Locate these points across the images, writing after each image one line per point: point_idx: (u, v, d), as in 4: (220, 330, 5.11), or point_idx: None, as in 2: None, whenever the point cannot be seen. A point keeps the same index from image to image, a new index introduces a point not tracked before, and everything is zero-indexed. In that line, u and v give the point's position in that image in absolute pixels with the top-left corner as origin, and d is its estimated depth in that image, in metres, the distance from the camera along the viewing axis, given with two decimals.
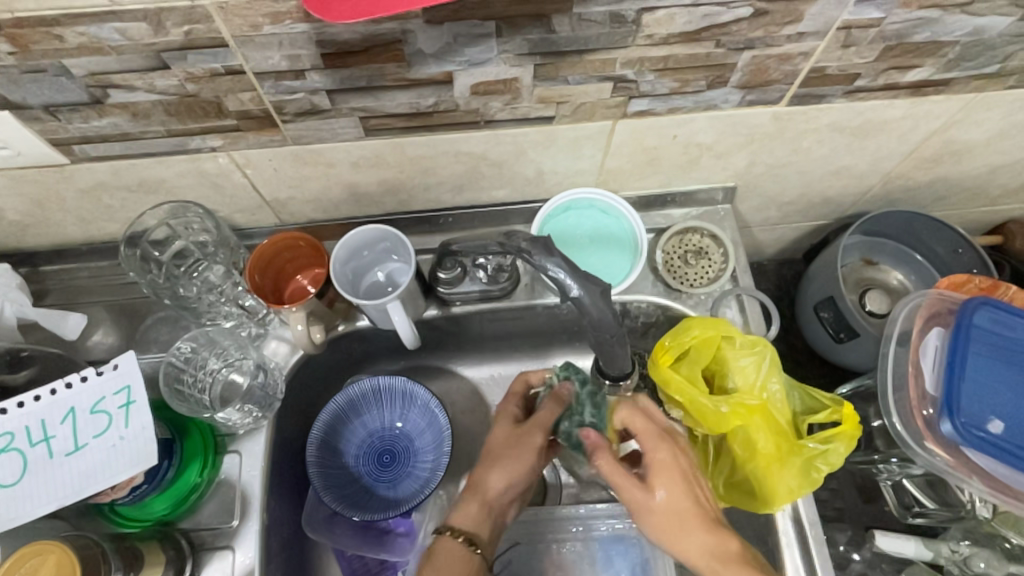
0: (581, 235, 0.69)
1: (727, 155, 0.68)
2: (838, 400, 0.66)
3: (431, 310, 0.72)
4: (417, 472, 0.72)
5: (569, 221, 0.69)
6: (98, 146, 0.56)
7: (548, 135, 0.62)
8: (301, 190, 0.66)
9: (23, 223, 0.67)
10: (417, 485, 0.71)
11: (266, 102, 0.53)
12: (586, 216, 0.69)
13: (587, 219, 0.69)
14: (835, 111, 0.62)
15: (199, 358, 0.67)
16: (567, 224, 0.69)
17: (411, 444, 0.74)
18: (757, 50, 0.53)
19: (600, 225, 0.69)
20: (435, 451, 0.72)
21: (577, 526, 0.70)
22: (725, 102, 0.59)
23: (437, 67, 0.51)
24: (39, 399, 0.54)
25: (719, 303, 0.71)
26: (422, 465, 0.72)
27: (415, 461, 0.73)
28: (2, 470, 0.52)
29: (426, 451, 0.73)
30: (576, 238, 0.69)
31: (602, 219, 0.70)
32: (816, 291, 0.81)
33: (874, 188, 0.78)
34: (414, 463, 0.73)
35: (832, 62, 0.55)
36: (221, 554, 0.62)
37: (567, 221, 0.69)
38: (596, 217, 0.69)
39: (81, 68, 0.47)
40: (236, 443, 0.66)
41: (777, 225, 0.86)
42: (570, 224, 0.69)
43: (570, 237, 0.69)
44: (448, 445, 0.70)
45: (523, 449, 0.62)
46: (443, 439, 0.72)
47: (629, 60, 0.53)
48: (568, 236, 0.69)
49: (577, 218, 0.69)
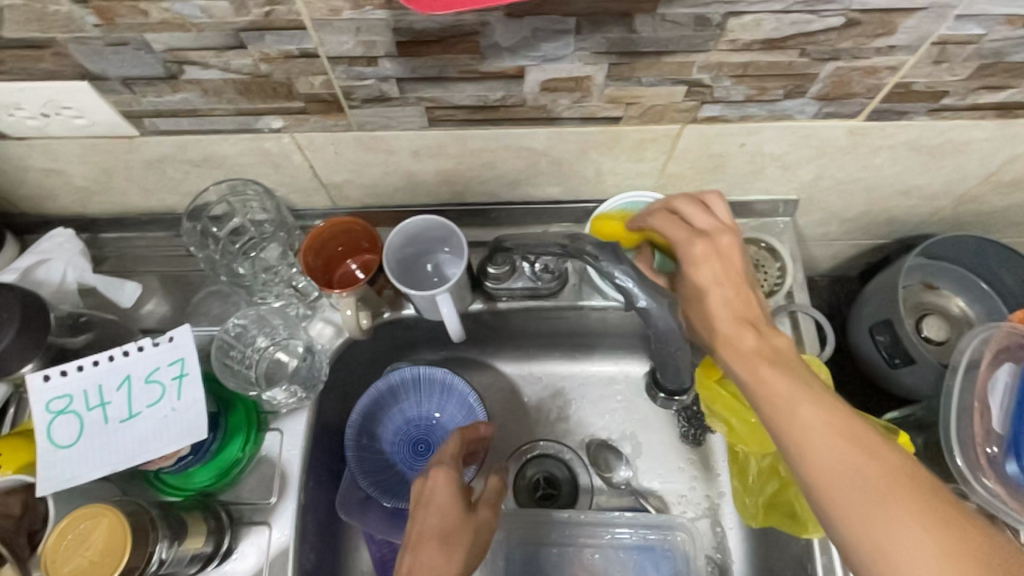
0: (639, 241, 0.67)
1: (794, 167, 0.66)
2: (893, 428, 0.63)
3: (477, 304, 0.72)
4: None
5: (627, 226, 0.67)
6: (168, 120, 0.57)
7: (613, 136, 0.60)
8: (358, 176, 0.66)
9: (88, 189, 0.68)
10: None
11: (335, 87, 0.53)
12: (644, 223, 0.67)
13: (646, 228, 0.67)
14: (916, 127, 0.60)
15: (248, 335, 0.68)
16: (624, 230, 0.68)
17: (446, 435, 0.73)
18: (843, 61, 0.51)
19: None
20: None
21: (605, 532, 0.70)
22: (800, 113, 0.57)
23: (511, 61, 0.50)
24: (97, 364, 0.55)
25: (770, 318, 0.69)
26: None
27: None
28: (60, 431, 0.54)
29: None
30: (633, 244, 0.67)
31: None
32: (872, 314, 0.79)
33: (943, 210, 0.75)
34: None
35: (921, 78, 0.53)
36: (258, 529, 0.63)
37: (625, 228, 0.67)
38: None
39: (161, 43, 0.48)
40: (277, 420, 0.67)
41: (835, 241, 0.84)
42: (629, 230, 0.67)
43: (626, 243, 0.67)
44: None
45: (461, 535, 0.54)
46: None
47: (707, 64, 0.51)
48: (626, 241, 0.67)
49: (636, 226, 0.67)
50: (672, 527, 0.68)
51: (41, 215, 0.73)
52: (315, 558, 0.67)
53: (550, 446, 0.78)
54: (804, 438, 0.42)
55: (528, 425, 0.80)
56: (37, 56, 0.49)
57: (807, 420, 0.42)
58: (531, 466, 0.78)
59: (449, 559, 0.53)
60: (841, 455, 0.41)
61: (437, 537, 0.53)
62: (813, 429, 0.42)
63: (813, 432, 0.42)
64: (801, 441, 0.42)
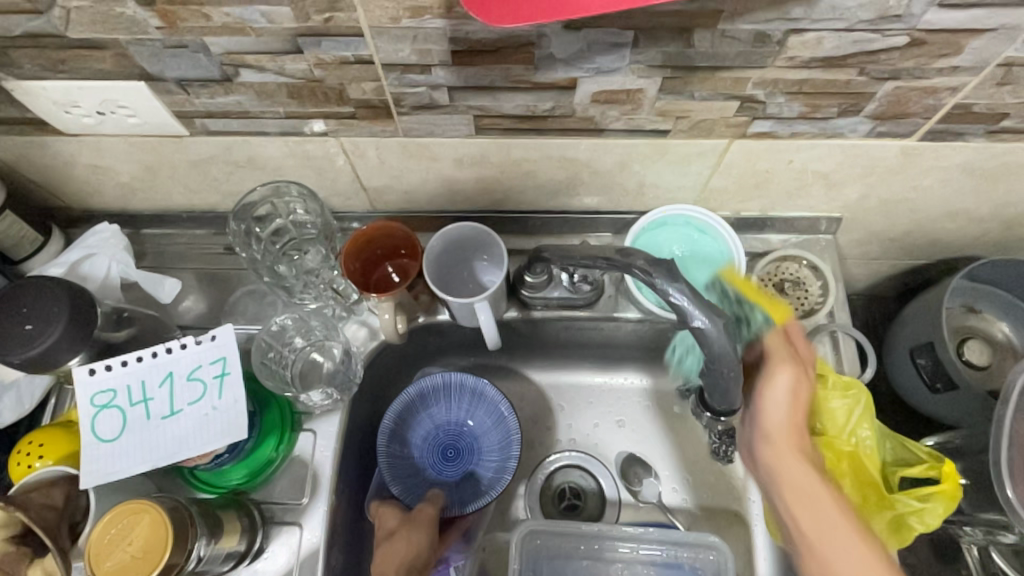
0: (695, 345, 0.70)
1: (840, 185, 0.65)
2: (937, 455, 0.60)
3: (511, 312, 0.72)
4: (478, 469, 0.71)
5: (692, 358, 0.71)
6: (217, 121, 0.57)
7: (659, 149, 0.60)
8: (399, 181, 0.66)
9: (133, 186, 0.69)
10: (479, 483, 0.71)
11: (386, 93, 0.53)
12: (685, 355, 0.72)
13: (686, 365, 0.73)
14: (971, 150, 0.58)
15: (286, 335, 0.69)
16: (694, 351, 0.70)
17: (476, 442, 0.73)
18: (903, 81, 0.50)
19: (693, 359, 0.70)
20: (500, 451, 0.71)
21: (635, 548, 0.69)
22: (852, 131, 0.56)
23: (564, 72, 0.49)
24: (141, 360, 0.56)
25: (811, 338, 0.68)
26: (486, 464, 0.71)
27: (479, 459, 0.72)
28: (103, 425, 0.55)
29: (491, 451, 0.72)
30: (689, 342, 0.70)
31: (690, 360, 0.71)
32: (911, 336, 0.77)
33: (990, 233, 0.74)
34: (476, 460, 0.72)
35: (982, 99, 0.51)
36: (289, 529, 0.64)
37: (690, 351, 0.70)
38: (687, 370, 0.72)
39: (219, 46, 0.48)
40: (311, 421, 0.68)
41: (875, 260, 0.82)
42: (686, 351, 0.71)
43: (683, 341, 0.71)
44: (517, 451, 0.69)
45: (412, 527, 0.63)
46: (511, 443, 0.70)
47: (763, 80, 0.50)
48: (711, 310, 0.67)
49: (679, 365, 0.75)
50: (705, 547, 0.67)
51: (85, 210, 0.74)
52: (345, 561, 0.67)
53: (576, 458, 0.78)
54: (794, 493, 0.53)
55: (555, 435, 0.79)
56: (98, 56, 0.49)
57: (817, 499, 0.52)
58: (558, 476, 0.77)
59: (403, 549, 0.62)
60: (848, 544, 0.50)
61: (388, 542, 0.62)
62: (817, 497, 0.52)
63: (799, 479, 0.53)
64: (802, 510, 0.52)
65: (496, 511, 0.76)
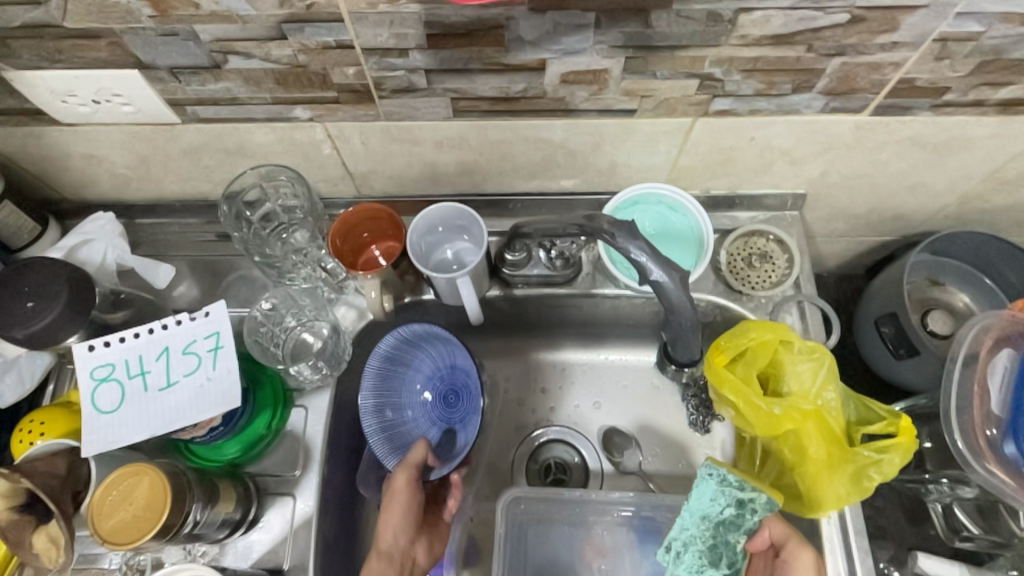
0: (736, 539, 0.59)
1: (802, 162, 0.69)
2: (895, 412, 0.65)
3: (494, 290, 0.75)
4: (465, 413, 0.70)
5: (714, 569, 0.59)
6: (208, 108, 0.61)
7: (627, 128, 0.63)
8: (383, 166, 0.69)
9: (128, 176, 0.72)
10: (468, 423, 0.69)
11: (367, 77, 0.56)
12: (702, 492, 0.59)
13: (691, 567, 0.59)
14: (920, 124, 0.62)
15: (277, 315, 0.71)
16: (721, 550, 0.59)
17: (463, 383, 0.71)
18: (848, 57, 0.53)
19: (729, 490, 0.59)
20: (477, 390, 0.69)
21: (618, 512, 0.71)
22: (807, 108, 0.60)
23: (533, 54, 0.53)
24: (138, 336, 0.59)
25: (779, 307, 0.71)
26: (474, 403, 0.70)
27: (470, 399, 0.70)
28: (103, 397, 0.58)
29: (474, 392, 0.70)
30: (721, 549, 0.59)
31: (720, 496, 0.59)
32: (877, 307, 0.81)
33: (948, 208, 0.77)
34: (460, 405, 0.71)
35: (924, 73, 0.55)
36: (283, 500, 0.67)
37: (713, 563, 0.59)
38: (700, 511, 0.59)
39: (209, 34, 0.51)
40: (303, 397, 0.71)
41: (842, 238, 0.86)
42: (706, 561, 0.59)
43: (704, 546, 0.59)
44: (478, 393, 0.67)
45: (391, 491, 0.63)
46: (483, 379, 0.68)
47: (719, 59, 0.54)
48: (736, 544, 0.59)
49: (680, 542, 0.60)
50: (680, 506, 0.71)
51: (81, 201, 0.77)
52: (337, 531, 0.70)
53: (559, 432, 0.81)
54: None
55: (540, 411, 0.82)
56: (94, 45, 0.53)
57: None
58: (544, 450, 0.80)
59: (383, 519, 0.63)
60: None
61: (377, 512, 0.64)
62: None
63: None
64: None
65: (484, 484, 0.79)
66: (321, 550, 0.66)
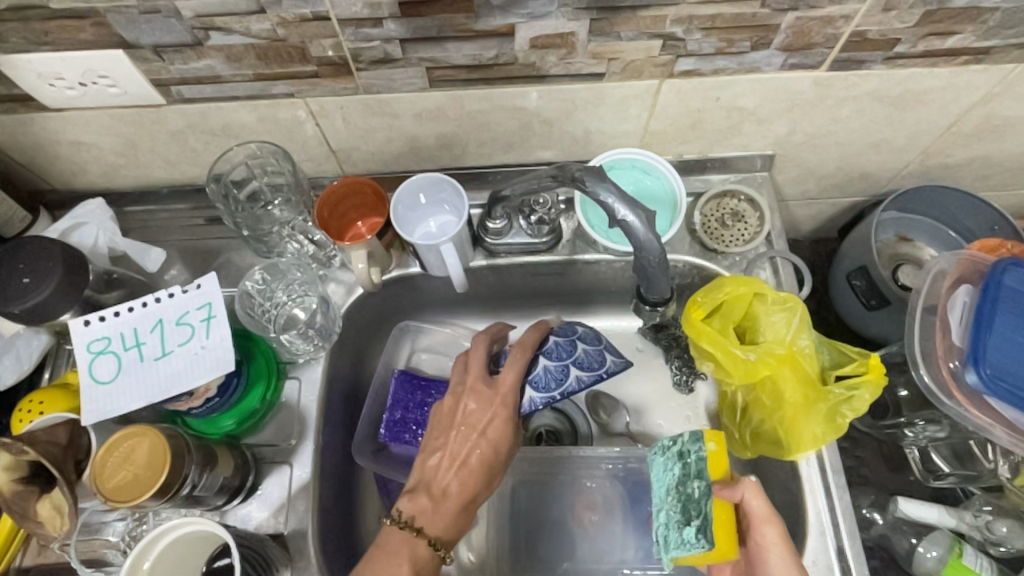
0: (696, 486, 0.59)
1: (767, 122, 0.72)
2: (865, 353, 0.68)
3: (478, 259, 0.77)
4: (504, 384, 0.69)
5: (688, 527, 0.57)
6: (192, 88, 0.63)
7: (598, 93, 0.66)
8: (365, 142, 0.71)
9: (116, 163, 0.74)
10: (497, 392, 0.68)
11: (345, 49, 0.58)
12: (657, 470, 0.63)
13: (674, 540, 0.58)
14: (875, 77, 0.65)
15: (269, 290, 0.74)
16: (690, 506, 0.58)
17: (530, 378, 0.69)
18: (801, 11, 0.56)
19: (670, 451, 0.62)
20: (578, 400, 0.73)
21: (606, 464, 0.74)
22: (768, 65, 0.63)
23: (502, 19, 0.55)
24: (132, 309, 0.61)
25: (753, 263, 0.74)
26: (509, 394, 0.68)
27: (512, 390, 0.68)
28: (101, 369, 0.60)
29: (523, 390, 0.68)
30: (691, 504, 0.58)
31: (669, 464, 0.62)
32: (849, 263, 0.84)
33: (911, 164, 0.81)
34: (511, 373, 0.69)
35: (873, 26, 0.58)
36: (280, 468, 0.68)
37: (688, 521, 0.58)
38: (661, 486, 0.61)
39: (190, 10, 0.53)
40: (296, 369, 0.73)
41: (814, 200, 0.89)
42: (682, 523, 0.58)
43: (674, 510, 0.59)
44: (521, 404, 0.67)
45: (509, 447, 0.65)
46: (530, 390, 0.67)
47: (679, 17, 0.56)
48: (704, 495, 0.58)
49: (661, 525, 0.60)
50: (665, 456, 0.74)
51: (70, 191, 0.79)
52: (334, 499, 0.72)
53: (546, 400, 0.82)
54: None
55: None
56: (80, 26, 0.55)
57: None
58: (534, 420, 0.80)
59: (494, 472, 0.64)
60: None
61: (487, 458, 0.63)
62: None
63: None
64: None
65: None
66: (319, 515, 0.68)
